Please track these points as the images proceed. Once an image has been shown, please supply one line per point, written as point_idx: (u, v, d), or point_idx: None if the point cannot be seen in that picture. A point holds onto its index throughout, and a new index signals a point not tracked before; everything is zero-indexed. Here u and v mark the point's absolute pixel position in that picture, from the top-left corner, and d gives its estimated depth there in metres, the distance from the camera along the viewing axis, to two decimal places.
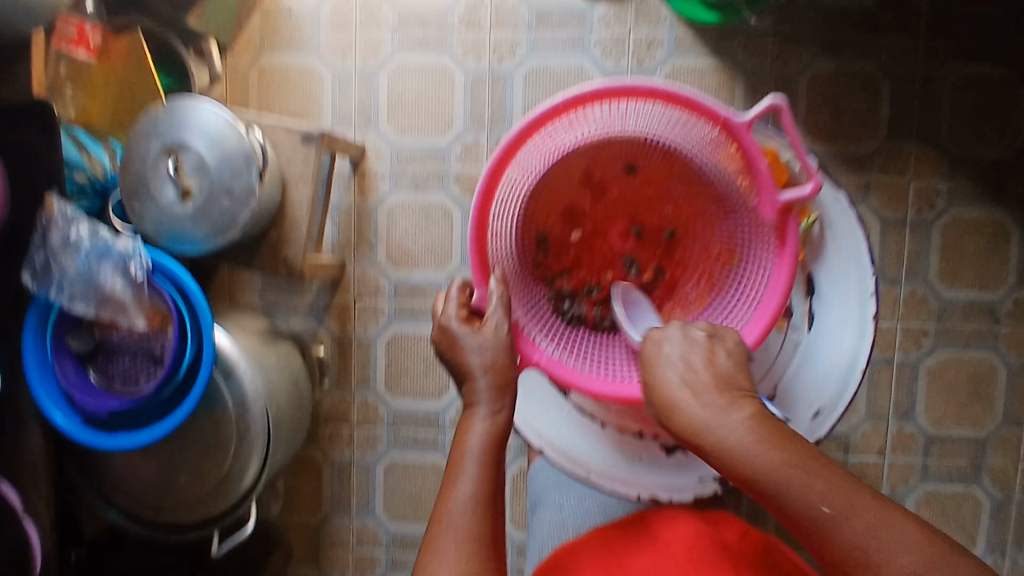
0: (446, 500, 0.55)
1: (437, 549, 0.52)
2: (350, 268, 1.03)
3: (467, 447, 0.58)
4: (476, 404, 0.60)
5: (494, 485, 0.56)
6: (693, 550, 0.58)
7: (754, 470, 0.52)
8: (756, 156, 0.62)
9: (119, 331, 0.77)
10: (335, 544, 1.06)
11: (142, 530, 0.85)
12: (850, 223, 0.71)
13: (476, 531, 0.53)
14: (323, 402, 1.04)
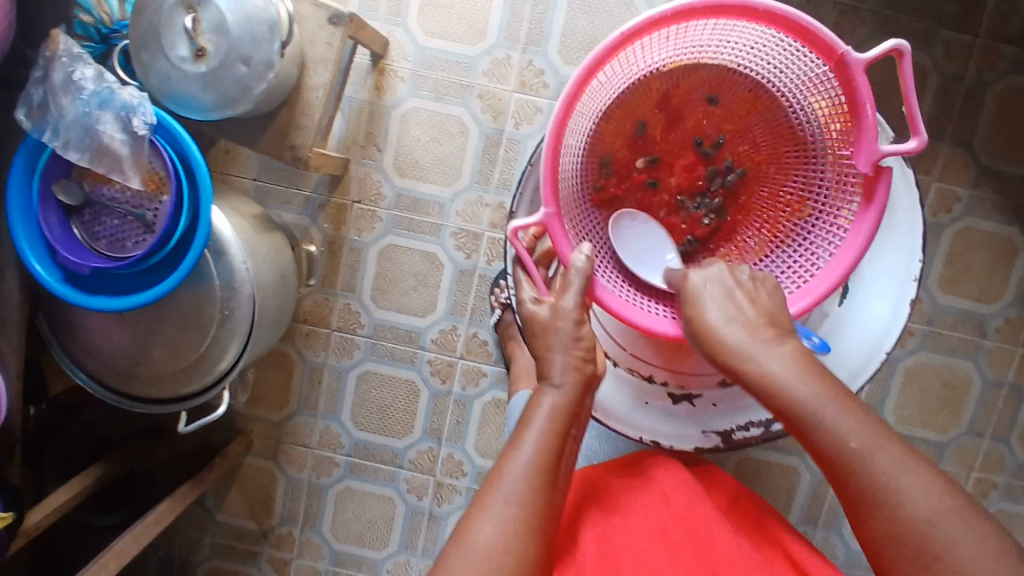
0: (504, 464, 0.54)
1: (487, 510, 0.52)
2: (354, 168, 0.98)
3: (531, 418, 0.56)
4: (548, 378, 0.57)
5: (556, 458, 0.54)
6: (695, 509, 0.59)
7: (798, 404, 0.51)
8: (865, 105, 0.54)
9: (110, 187, 0.73)
10: (295, 442, 1.06)
11: (109, 398, 0.83)
12: (913, 199, 0.62)
13: (526, 496, 0.52)
14: (304, 301, 1.02)
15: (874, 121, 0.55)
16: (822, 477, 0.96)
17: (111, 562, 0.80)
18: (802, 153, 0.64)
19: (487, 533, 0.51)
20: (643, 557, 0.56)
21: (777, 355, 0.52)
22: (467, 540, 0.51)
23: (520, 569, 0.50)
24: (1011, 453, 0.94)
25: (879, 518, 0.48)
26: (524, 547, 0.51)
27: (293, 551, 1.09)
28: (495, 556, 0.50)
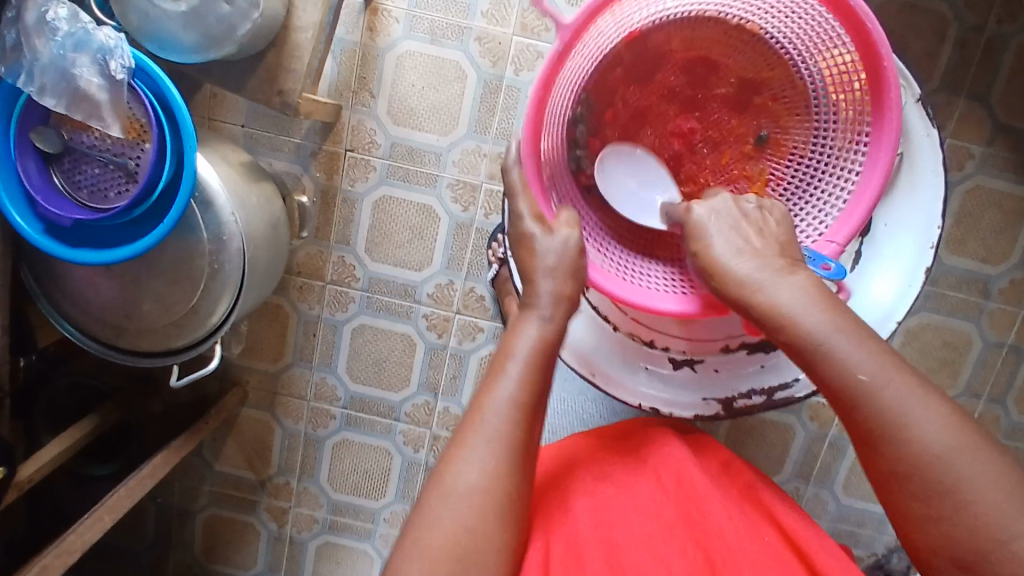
0: (484, 399, 0.52)
1: (468, 447, 0.50)
2: (346, 115, 0.94)
3: (513, 349, 0.54)
4: (534, 307, 0.55)
5: (536, 393, 0.52)
6: (686, 484, 0.58)
7: (805, 340, 0.50)
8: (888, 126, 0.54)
9: (89, 134, 0.69)
10: (291, 394, 1.06)
11: (99, 351, 0.82)
12: (936, 161, 0.60)
13: (509, 434, 0.50)
14: (297, 253, 0.99)
15: (888, 154, 0.55)
16: (816, 435, 0.97)
17: (106, 515, 0.81)
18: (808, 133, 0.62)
19: (468, 473, 0.49)
20: (630, 525, 0.56)
21: (788, 286, 0.51)
22: (447, 484, 0.49)
23: (496, 502, 0.49)
24: (1008, 411, 0.94)
25: (891, 450, 0.47)
26: (503, 485, 0.50)
27: (290, 500, 1.11)
28: (471, 495, 0.49)
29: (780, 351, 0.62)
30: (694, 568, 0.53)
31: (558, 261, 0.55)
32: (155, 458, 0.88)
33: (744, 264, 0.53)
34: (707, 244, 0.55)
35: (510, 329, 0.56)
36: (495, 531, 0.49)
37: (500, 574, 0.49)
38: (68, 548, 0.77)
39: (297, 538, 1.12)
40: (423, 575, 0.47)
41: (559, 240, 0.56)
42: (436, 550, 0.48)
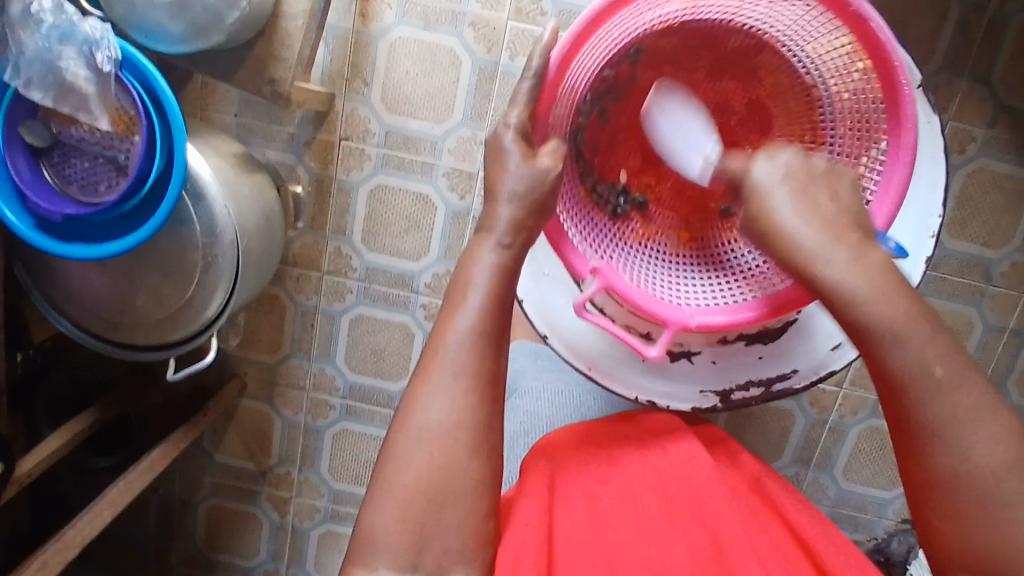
0: (445, 329, 0.50)
1: (431, 381, 0.49)
2: (339, 103, 0.93)
3: (471, 280, 0.52)
4: (491, 232, 0.54)
5: (499, 316, 0.51)
6: (690, 470, 0.56)
7: (872, 323, 0.47)
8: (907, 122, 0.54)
9: (77, 127, 0.69)
10: (289, 385, 1.05)
11: (94, 345, 0.82)
12: (936, 150, 0.59)
13: (475, 365, 0.49)
14: (293, 243, 0.99)
15: (906, 162, 0.55)
16: (816, 420, 0.96)
17: (105, 510, 0.81)
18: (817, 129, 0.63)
19: (435, 411, 0.48)
20: (631, 504, 0.54)
21: (864, 266, 0.48)
22: (415, 421, 0.48)
23: (471, 442, 0.48)
24: (1009, 393, 0.93)
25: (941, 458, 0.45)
26: (473, 418, 0.48)
27: (292, 490, 1.11)
28: (449, 433, 0.48)
29: (777, 343, 0.62)
30: (695, 549, 0.51)
31: (525, 188, 0.55)
32: (154, 451, 0.88)
33: (803, 233, 0.50)
34: (770, 207, 0.52)
35: (466, 255, 0.54)
36: (465, 465, 0.48)
37: (473, 518, 0.48)
38: (68, 543, 0.77)
39: (299, 527, 1.13)
40: (396, 522, 0.47)
41: (536, 169, 0.55)
42: (409, 494, 0.47)
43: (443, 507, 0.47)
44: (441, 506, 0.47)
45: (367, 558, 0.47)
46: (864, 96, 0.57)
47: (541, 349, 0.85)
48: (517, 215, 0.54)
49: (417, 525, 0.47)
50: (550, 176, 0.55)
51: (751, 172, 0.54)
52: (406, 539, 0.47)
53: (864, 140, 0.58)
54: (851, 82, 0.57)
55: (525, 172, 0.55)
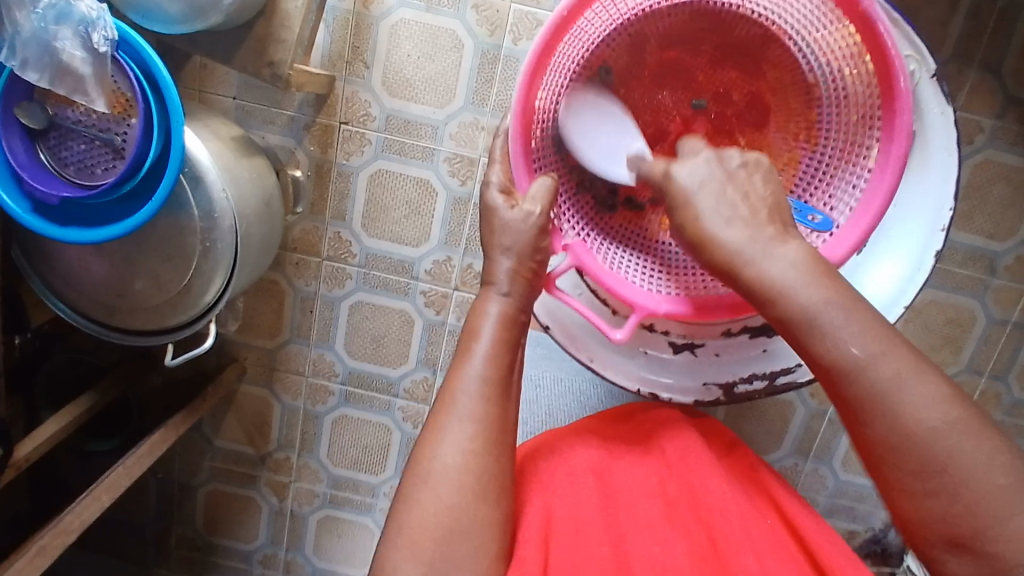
0: (453, 379, 0.51)
1: (441, 430, 0.49)
2: (339, 86, 0.92)
3: (478, 331, 0.53)
4: (493, 284, 0.55)
5: (505, 366, 0.52)
6: (693, 477, 0.56)
7: (793, 313, 0.46)
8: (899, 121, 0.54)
9: (74, 109, 0.67)
10: (288, 370, 1.05)
11: (92, 329, 0.81)
12: (950, 139, 0.58)
13: (483, 413, 0.50)
14: (292, 228, 0.98)
15: (898, 155, 0.55)
16: (816, 411, 0.96)
17: (103, 494, 0.81)
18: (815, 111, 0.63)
19: (447, 452, 0.48)
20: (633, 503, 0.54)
21: (782, 257, 0.47)
22: (426, 466, 0.48)
23: (479, 488, 0.48)
24: (1010, 386, 0.93)
25: (874, 424, 0.44)
26: (486, 462, 0.48)
27: (291, 475, 1.11)
28: (458, 476, 0.48)
29: (782, 335, 0.61)
30: (697, 546, 0.51)
31: (515, 243, 0.55)
32: (153, 435, 0.88)
33: (731, 232, 0.49)
34: (696, 212, 0.50)
35: (473, 308, 0.55)
36: (480, 502, 0.48)
37: (490, 547, 0.47)
38: (66, 528, 0.77)
39: (298, 511, 1.13)
40: (407, 560, 0.46)
41: (520, 216, 0.56)
42: (423, 533, 0.46)
43: (443, 507, 0.47)
44: (454, 533, 0.47)
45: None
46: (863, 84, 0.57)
47: (544, 337, 0.83)
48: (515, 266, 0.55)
49: (420, 527, 0.47)
50: (533, 219, 0.55)
51: (671, 173, 0.53)
52: (420, 564, 0.46)
53: (865, 124, 0.58)
54: (854, 68, 0.57)
55: (512, 223, 0.56)
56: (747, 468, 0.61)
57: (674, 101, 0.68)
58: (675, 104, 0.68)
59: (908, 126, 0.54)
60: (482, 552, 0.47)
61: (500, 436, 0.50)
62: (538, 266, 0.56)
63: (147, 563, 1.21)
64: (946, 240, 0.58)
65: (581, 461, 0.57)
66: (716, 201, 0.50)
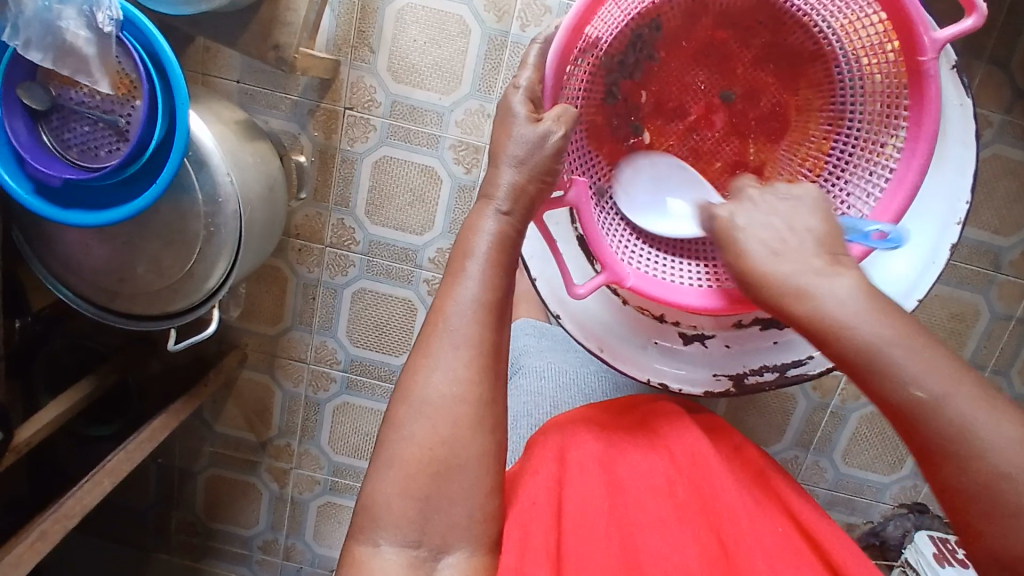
0: (446, 301, 0.49)
1: (434, 354, 0.48)
2: (344, 71, 0.91)
3: (472, 249, 0.50)
4: (491, 198, 0.51)
5: (503, 290, 0.49)
6: (701, 467, 0.57)
7: (858, 348, 0.44)
8: (930, 113, 0.54)
9: (78, 90, 0.67)
10: (290, 357, 1.05)
11: (94, 313, 0.81)
12: (967, 134, 0.57)
13: (477, 336, 0.48)
14: (294, 214, 0.97)
15: (926, 148, 0.54)
16: (818, 404, 0.96)
17: (104, 479, 0.81)
18: (835, 121, 0.62)
19: (439, 383, 0.47)
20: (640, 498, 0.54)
21: (834, 284, 0.46)
22: (417, 391, 0.47)
23: (474, 416, 0.47)
24: (1011, 381, 0.93)
25: (946, 463, 0.43)
26: (480, 391, 0.47)
27: (291, 462, 1.11)
28: (451, 405, 0.47)
29: (793, 329, 0.61)
30: (705, 548, 0.51)
31: (526, 154, 0.51)
32: (154, 421, 0.88)
33: (784, 266, 0.48)
34: (745, 250, 0.51)
35: (467, 224, 0.51)
36: (470, 441, 0.47)
37: (480, 491, 0.47)
38: (67, 513, 0.77)
39: (298, 498, 1.13)
40: (399, 496, 0.46)
41: (538, 132, 0.51)
42: (412, 466, 0.46)
43: (445, 481, 0.46)
44: (447, 476, 0.46)
45: (369, 534, 0.46)
46: (891, 84, 0.56)
47: (547, 327, 0.83)
48: (518, 180, 0.51)
49: (422, 500, 0.46)
50: (551, 141, 0.51)
51: (714, 213, 0.54)
52: (410, 512, 0.46)
53: (886, 126, 0.57)
54: (882, 64, 0.56)
55: (527, 136, 0.51)
56: (753, 460, 0.61)
57: (704, 86, 0.67)
58: (705, 88, 0.67)
59: (927, 151, 0.54)
60: (479, 518, 0.47)
61: (503, 406, 0.49)
62: (544, 186, 0.52)
63: (146, 548, 1.21)
64: (960, 234, 0.57)
65: (585, 453, 0.56)
66: (760, 229, 0.51)
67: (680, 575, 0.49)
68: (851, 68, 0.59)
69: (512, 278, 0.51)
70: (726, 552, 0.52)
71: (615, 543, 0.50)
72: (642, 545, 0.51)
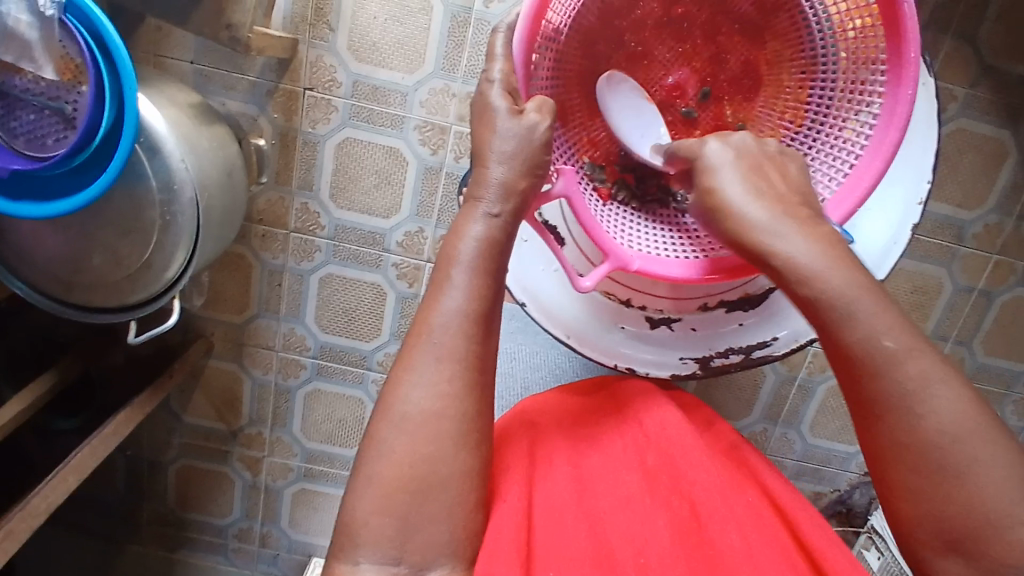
0: (430, 311, 0.48)
1: (415, 368, 0.47)
2: (304, 50, 0.88)
3: (457, 255, 0.49)
4: (480, 201, 0.51)
5: (490, 300, 0.48)
6: (667, 434, 0.57)
7: (817, 295, 0.46)
8: (911, 54, 0.52)
9: (22, 76, 0.63)
10: (258, 345, 1.03)
11: (47, 306, 0.77)
12: (929, 116, 0.58)
13: (462, 350, 0.47)
14: (255, 199, 0.95)
15: (911, 89, 0.52)
16: (786, 378, 0.98)
17: (69, 476, 0.79)
18: (808, 70, 0.60)
19: (418, 398, 0.46)
20: (608, 477, 0.54)
21: (796, 241, 0.48)
22: (396, 407, 0.46)
23: (458, 431, 0.46)
24: (969, 351, 0.96)
25: (889, 427, 0.43)
26: (462, 407, 0.46)
27: (263, 450, 1.10)
28: (429, 422, 0.46)
29: (758, 309, 0.62)
30: (678, 522, 0.51)
31: (513, 149, 0.51)
32: (118, 415, 0.86)
33: (758, 212, 0.50)
34: (722, 184, 0.52)
35: (454, 227, 0.51)
36: (452, 457, 0.46)
37: (461, 508, 0.46)
38: (32, 512, 0.75)
39: (271, 486, 1.13)
40: (377, 513, 0.44)
41: (523, 126, 0.52)
42: (392, 484, 0.45)
43: (427, 498, 0.45)
44: (427, 494, 0.45)
45: (349, 552, 0.44)
46: (863, 48, 0.55)
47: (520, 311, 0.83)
48: (508, 177, 0.51)
49: (401, 518, 0.44)
50: (538, 133, 0.51)
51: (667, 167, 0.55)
52: (388, 530, 0.44)
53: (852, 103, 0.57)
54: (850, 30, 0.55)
55: (512, 130, 0.51)
56: (725, 436, 0.61)
57: (667, 58, 0.65)
58: (669, 62, 0.65)
59: (913, 82, 0.52)
60: (460, 538, 0.45)
61: (488, 419, 0.48)
62: (536, 180, 0.52)
63: (117, 540, 1.20)
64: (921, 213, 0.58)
65: (555, 442, 0.57)
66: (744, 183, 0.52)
67: (649, 550, 0.49)
68: (830, 38, 0.57)
69: (501, 286, 0.50)
70: (699, 523, 0.51)
71: (581, 514, 0.51)
72: (610, 514, 0.51)
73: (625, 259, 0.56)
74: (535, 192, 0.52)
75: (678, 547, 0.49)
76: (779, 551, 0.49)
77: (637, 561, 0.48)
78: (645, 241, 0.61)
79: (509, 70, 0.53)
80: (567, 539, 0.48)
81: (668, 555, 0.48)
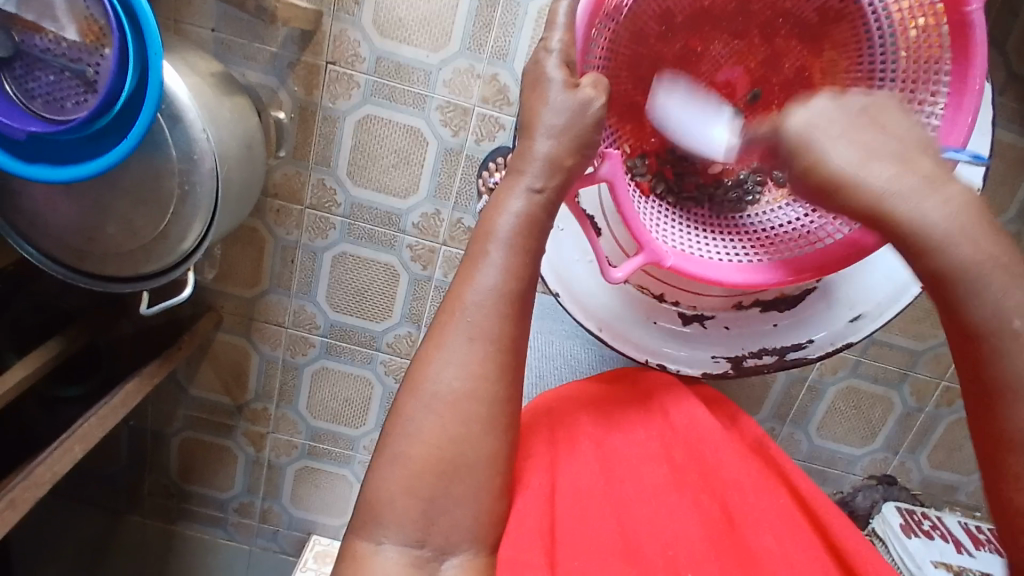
0: (463, 288, 0.47)
1: (446, 345, 0.46)
2: (327, 22, 0.86)
3: (496, 230, 0.48)
4: (523, 175, 0.49)
5: (527, 279, 0.48)
6: (697, 433, 0.57)
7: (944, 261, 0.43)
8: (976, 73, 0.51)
9: (42, 36, 0.61)
10: (267, 320, 1.02)
11: (61, 274, 0.76)
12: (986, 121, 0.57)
13: (496, 330, 0.46)
14: (272, 172, 0.93)
15: (970, 117, 0.51)
16: (797, 378, 0.97)
17: (76, 445, 0.78)
18: (863, 82, 0.58)
19: (449, 376, 0.45)
20: (634, 471, 0.54)
21: (943, 198, 0.44)
22: (427, 385, 0.45)
23: (487, 415, 0.45)
24: None
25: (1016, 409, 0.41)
26: (493, 389, 0.46)
27: (268, 426, 1.10)
28: (458, 401, 0.45)
29: (794, 311, 0.61)
30: (708, 520, 0.52)
31: (564, 123, 0.50)
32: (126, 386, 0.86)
33: (878, 172, 0.45)
34: (824, 154, 0.46)
35: (494, 200, 0.50)
36: (480, 440, 0.45)
37: (485, 492, 0.45)
38: (39, 480, 0.74)
39: (275, 462, 1.12)
40: (402, 493, 0.44)
41: (578, 100, 0.50)
42: (418, 466, 0.44)
43: (453, 482, 0.44)
44: (453, 476, 0.44)
45: (372, 530, 0.43)
46: (920, 58, 0.54)
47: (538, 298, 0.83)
48: (555, 152, 0.50)
49: (427, 501, 0.44)
50: (592, 109, 0.50)
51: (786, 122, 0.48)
52: (413, 511, 0.43)
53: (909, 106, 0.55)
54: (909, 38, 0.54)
55: (566, 103, 0.50)
56: (749, 431, 0.61)
57: (721, 54, 0.63)
58: (722, 56, 0.63)
59: (972, 105, 0.51)
60: (484, 521, 0.45)
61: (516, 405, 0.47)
62: (583, 159, 0.51)
63: (117, 510, 1.20)
64: None
65: (580, 431, 0.55)
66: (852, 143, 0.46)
67: (678, 543, 0.50)
68: (890, 37, 0.55)
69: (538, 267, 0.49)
70: (732, 525, 0.52)
71: (610, 504, 0.51)
72: (638, 505, 0.52)
73: (658, 252, 0.54)
74: (580, 171, 0.51)
75: (710, 544, 0.50)
76: (810, 555, 0.50)
77: (666, 554, 0.49)
78: (677, 237, 0.60)
79: (570, 41, 0.51)
80: (595, 530, 0.49)
81: (700, 551, 0.50)
